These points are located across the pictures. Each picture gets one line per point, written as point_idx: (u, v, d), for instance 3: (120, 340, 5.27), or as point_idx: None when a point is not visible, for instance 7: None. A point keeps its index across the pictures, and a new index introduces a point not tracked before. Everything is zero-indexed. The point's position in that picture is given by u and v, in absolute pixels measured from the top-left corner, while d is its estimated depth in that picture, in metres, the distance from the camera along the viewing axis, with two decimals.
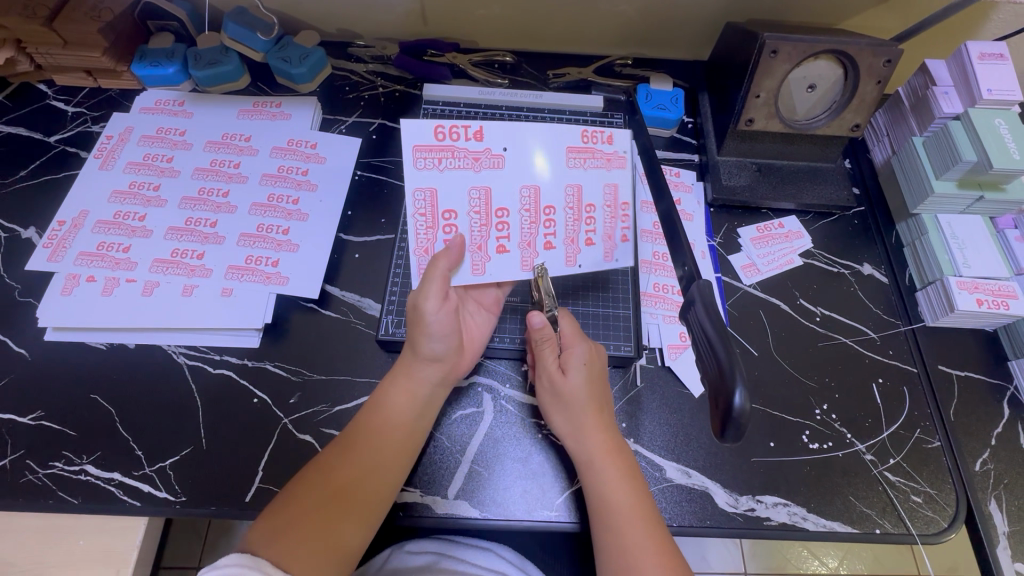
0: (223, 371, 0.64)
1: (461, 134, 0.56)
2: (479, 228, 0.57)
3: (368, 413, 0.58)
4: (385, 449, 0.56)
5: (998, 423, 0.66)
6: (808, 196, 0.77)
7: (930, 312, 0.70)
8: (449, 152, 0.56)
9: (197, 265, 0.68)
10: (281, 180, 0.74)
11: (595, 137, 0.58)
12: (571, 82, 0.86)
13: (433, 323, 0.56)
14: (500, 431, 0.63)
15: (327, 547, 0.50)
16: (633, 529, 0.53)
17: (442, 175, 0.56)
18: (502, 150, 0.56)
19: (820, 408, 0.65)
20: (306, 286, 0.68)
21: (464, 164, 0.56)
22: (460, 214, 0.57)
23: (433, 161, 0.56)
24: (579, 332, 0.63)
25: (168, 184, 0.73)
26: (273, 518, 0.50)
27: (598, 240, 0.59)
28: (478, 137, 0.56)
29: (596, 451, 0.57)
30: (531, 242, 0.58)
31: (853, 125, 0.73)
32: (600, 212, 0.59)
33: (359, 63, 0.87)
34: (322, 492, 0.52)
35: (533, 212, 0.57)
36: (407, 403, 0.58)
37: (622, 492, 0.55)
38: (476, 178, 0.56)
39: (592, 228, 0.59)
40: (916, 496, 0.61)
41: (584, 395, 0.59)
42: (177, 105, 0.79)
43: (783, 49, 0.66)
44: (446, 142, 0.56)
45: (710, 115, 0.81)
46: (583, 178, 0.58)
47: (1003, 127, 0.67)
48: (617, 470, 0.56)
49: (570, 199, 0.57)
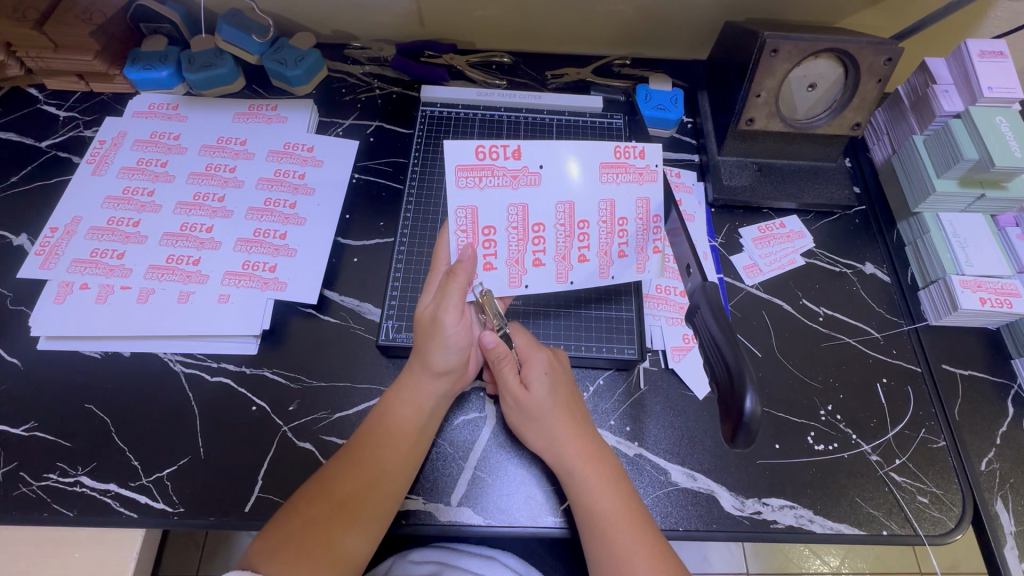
0: (220, 379, 0.63)
1: (503, 153, 0.57)
2: (516, 243, 0.59)
3: (377, 423, 0.57)
4: (386, 462, 0.54)
5: (1003, 422, 0.65)
6: (809, 194, 0.76)
7: (933, 311, 0.70)
8: (491, 170, 0.57)
9: (193, 271, 0.66)
10: (278, 184, 0.73)
11: (627, 152, 0.59)
12: (569, 83, 0.85)
13: (452, 334, 0.57)
14: (502, 437, 0.62)
15: (327, 563, 0.49)
16: (623, 536, 0.52)
17: (482, 194, 0.57)
18: (540, 167, 0.58)
19: (825, 409, 0.65)
20: (305, 291, 0.67)
21: (504, 182, 0.57)
22: (498, 230, 0.58)
23: (474, 179, 0.57)
24: (535, 342, 0.62)
25: (162, 188, 0.71)
26: (275, 531, 0.50)
27: (631, 252, 0.61)
28: (517, 155, 0.58)
29: (576, 461, 0.56)
30: (566, 255, 0.60)
31: (855, 124, 0.73)
32: (632, 225, 0.60)
33: (355, 65, 0.86)
34: (320, 506, 0.51)
35: (568, 227, 0.59)
36: (415, 414, 0.57)
37: (607, 499, 0.54)
38: (515, 195, 0.58)
39: (624, 240, 0.60)
40: (923, 496, 0.61)
41: (552, 403, 0.58)
42: (170, 108, 0.78)
43: (783, 48, 0.66)
44: (486, 161, 0.57)
45: (710, 114, 0.81)
46: (617, 193, 0.59)
47: (1004, 125, 0.67)
48: (600, 476, 0.55)
49: (604, 214, 0.59)
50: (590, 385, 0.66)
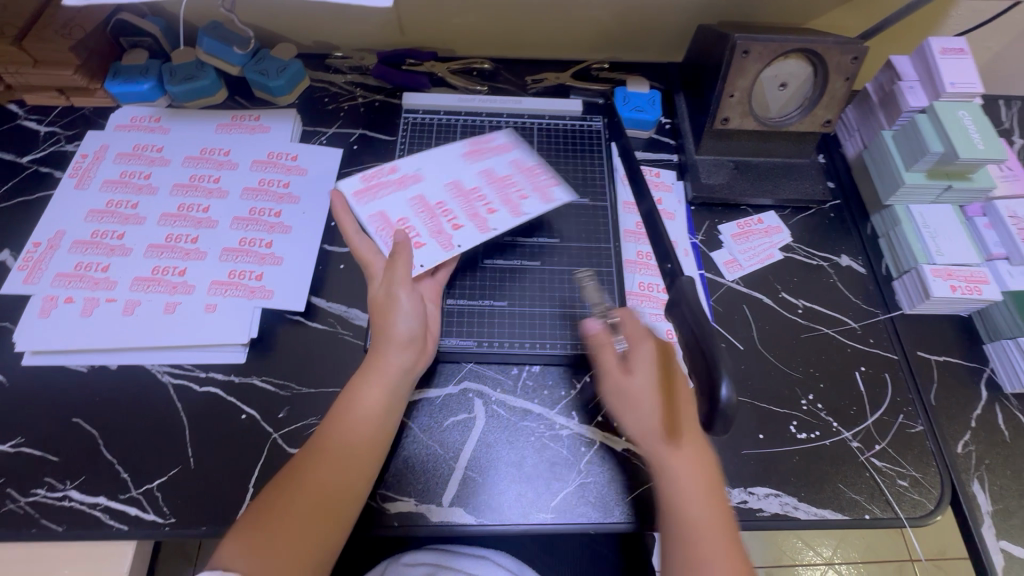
0: (209, 388, 0.63)
1: (387, 175, 0.71)
2: (431, 221, 0.67)
3: (342, 412, 0.56)
4: (352, 464, 0.54)
5: (977, 405, 0.67)
6: (785, 191, 0.79)
7: (907, 300, 0.72)
8: (378, 186, 0.70)
9: (179, 281, 0.67)
10: (262, 193, 0.73)
11: (483, 142, 0.76)
12: (549, 87, 0.87)
13: (405, 302, 0.60)
14: (492, 436, 0.63)
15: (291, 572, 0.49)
16: (709, 554, 0.50)
17: (383, 203, 0.69)
18: (416, 170, 0.72)
19: (806, 398, 0.67)
20: (291, 298, 0.67)
21: (395, 188, 0.70)
22: (411, 219, 0.67)
23: (371, 195, 0.69)
24: (647, 331, 0.59)
25: (146, 201, 0.71)
26: (249, 527, 0.50)
27: (530, 193, 0.71)
28: (394, 171, 0.71)
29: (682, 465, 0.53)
30: (475, 213, 0.68)
31: (826, 121, 0.75)
32: (517, 176, 0.72)
33: (337, 74, 0.87)
34: (283, 509, 0.51)
35: (463, 195, 0.70)
36: (380, 395, 0.57)
37: (693, 503, 0.52)
38: (407, 192, 0.70)
39: (522, 194, 0.70)
40: (902, 480, 0.63)
41: (655, 392, 0.56)
42: (153, 121, 0.78)
43: (753, 48, 0.68)
44: (372, 181, 0.70)
45: (687, 115, 0.83)
46: (488, 163, 0.73)
47: (966, 119, 0.69)
48: (699, 486, 0.53)
49: (485, 181, 0.71)
50: (576, 383, 0.66)
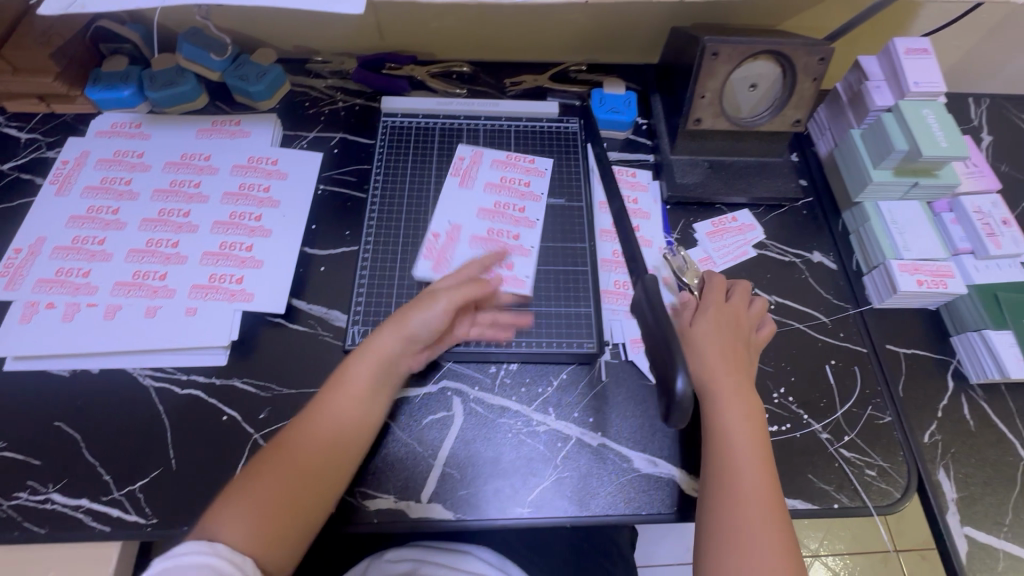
0: (190, 391, 0.64)
1: (438, 242, 0.72)
2: (504, 248, 0.72)
3: (333, 387, 0.59)
4: (340, 437, 0.57)
5: (944, 396, 0.69)
6: (758, 189, 0.80)
7: (876, 294, 0.74)
8: (442, 254, 0.71)
9: (160, 286, 0.67)
10: (243, 198, 0.74)
11: (462, 165, 0.78)
12: (527, 90, 0.89)
13: (436, 309, 0.60)
14: (470, 433, 0.64)
15: (281, 546, 0.52)
16: (750, 497, 0.55)
17: (456, 260, 0.71)
18: (449, 223, 0.73)
19: (778, 392, 0.68)
20: (271, 300, 0.68)
21: (452, 244, 0.72)
22: (493, 256, 0.71)
23: (439, 261, 0.70)
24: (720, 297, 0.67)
25: (127, 207, 0.72)
26: (235, 493, 0.52)
27: (529, 176, 0.78)
28: (436, 235, 0.72)
29: (734, 415, 0.59)
30: (516, 220, 0.75)
31: (796, 121, 0.76)
32: (513, 173, 0.78)
33: (318, 79, 0.88)
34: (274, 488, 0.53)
35: (500, 212, 0.75)
36: (372, 373, 0.59)
37: (741, 451, 0.57)
38: (467, 241, 0.72)
39: (525, 183, 0.78)
40: (870, 470, 0.64)
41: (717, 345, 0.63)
42: (133, 127, 0.79)
43: (722, 50, 0.70)
44: (433, 252, 0.71)
45: (662, 115, 0.85)
46: (484, 176, 0.77)
47: (930, 117, 0.71)
48: (749, 439, 0.58)
49: (495, 190, 0.76)
50: (553, 380, 0.68)
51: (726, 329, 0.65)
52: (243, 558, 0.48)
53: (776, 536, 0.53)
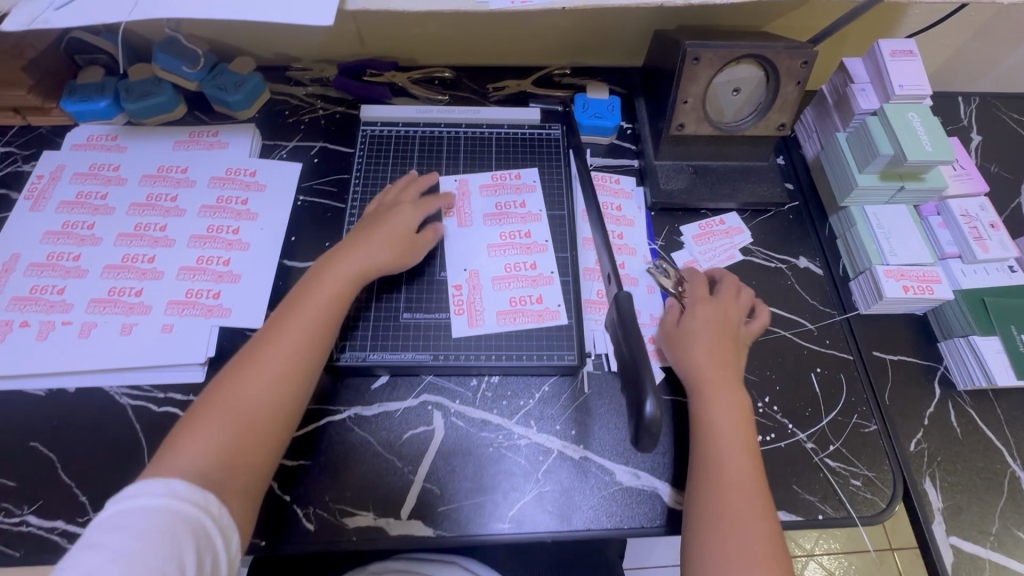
0: (167, 409, 0.64)
1: (462, 294, 0.70)
2: (528, 281, 0.71)
3: (284, 311, 0.59)
4: (292, 358, 0.56)
5: (930, 403, 0.69)
6: (744, 194, 0.79)
7: (863, 300, 0.73)
8: (469, 305, 0.69)
9: (135, 302, 0.67)
10: (220, 210, 0.73)
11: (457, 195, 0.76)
12: (510, 95, 0.88)
13: (384, 237, 0.66)
14: (451, 448, 0.63)
15: (239, 471, 0.50)
16: (742, 506, 0.53)
17: (484, 305, 0.69)
18: (466, 270, 0.71)
19: (762, 401, 0.67)
20: (249, 315, 0.67)
21: (473, 288, 0.70)
22: (518, 292, 0.70)
23: (467, 313, 0.68)
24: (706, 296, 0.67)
25: (102, 221, 0.71)
26: (187, 429, 0.51)
27: (522, 195, 0.77)
28: (457, 286, 0.70)
29: (725, 421, 0.59)
30: (526, 247, 0.73)
31: (780, 125, 0.75)
32: (506, 195, 0.77)
33: (298, 86, 0.87)
34: (230, 422, 0.51)
35: (511, 244, 0.73)
36: (325, 297, 0.60)
37: (733, 459, 0.56)
38: (486, 283, 0.71)
39: (520, 205, 0.76)
40: (855, 479, 0.64)
41: (708, 342, 0.63)
42: (109, 139, 0.78)
43: (704, 55, 0.69)
44: (461, 306, 0.69)
45: (646, 120, 0.84)
46: (480, 205, 0.76)
47: (916, 121, 0.70)
48: (739, 447, 0.57)
49: (495, 220, 0.75)
50: (535, 392, 0.67)
51: (715, 322, 0.65)
52: (206, 496, 0.46)
53: (767, 547, 0.51)
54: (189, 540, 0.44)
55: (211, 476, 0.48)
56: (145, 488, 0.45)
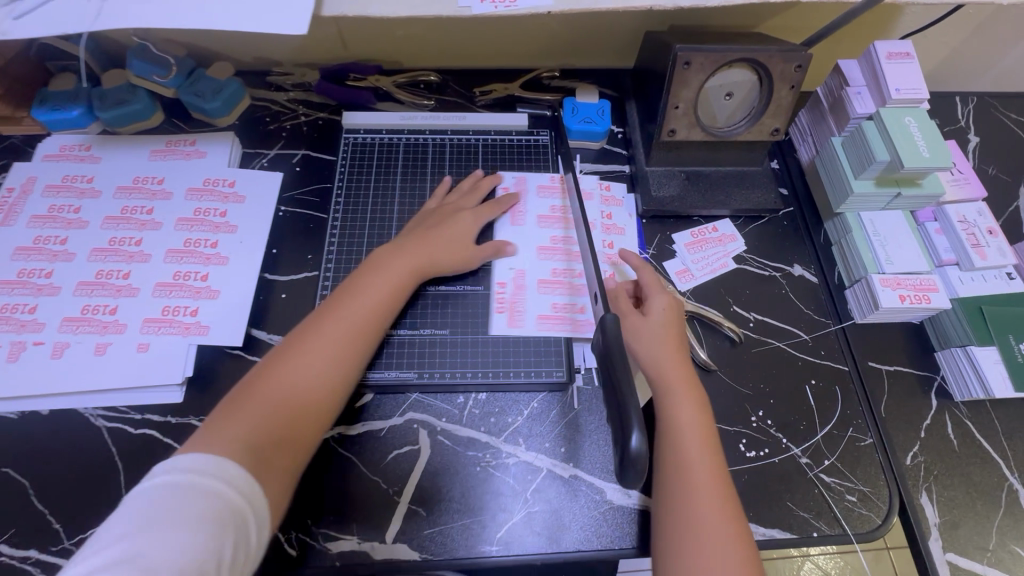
0: (144, 431, 0.62)
1: (505, 293, 0.70)
2: (572, 289, 0.70)
3: (337, 301, 0.61)
4: (344, 349, 0.58)
5: (927, 414, 0.67)
6: (737, 201, 0.77)
7: (858, 309, 0.71)
8: (513, 306, 0.69)
9: (110, 320, 0.65)
10: (198, 223, 0.71)
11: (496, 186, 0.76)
12: (498, 100, 0.85)
13: (448, 237, 0.68)
14: (437, 468, 0.62)
15: (281, 452, 0.51)
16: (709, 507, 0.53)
17: (527, 308, 0.69)
18: (511, 269, 0.71)
19: (756, 415, 0.66)
20: (228, 333, 0.65)
21: (520, 289, 0.70)
22: (561, 297, 0.70)
23: (511, 315, 0.69)
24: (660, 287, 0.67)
25: (76, 236, 0.69)
26: (240, 401, 0.52)
27: (578, 204, 0.77)
28: (502, 284, 0.70)
29: (687, 421, 0.58)
30: (577, 255, 0.73)
31: (774, 130, 0.73)
32: (564, 200, 0.77)
33: (279, 92, 0.85)
34: (277, 397, 0.53)
35: (560, 250, 0.73)
36: (380, 293, 0.62)
37: (699, 463, 0.55)
38: (532, 285, 0.70)
39: (577, 212, 0.76)
40: (850, 495, 0.62)
41: (664, 336, 0.62)
42: (83, 150, 0.76)
43: (694, 60, 0.66)
44: (504, 305, 0.69)
45: (638, 124, 0.81)
46: (531, 206, 0.76)
47: (913, 126, 0.68)
48: (703, 448, 0.56)
49: (546, 223, 0.75)
50: (524, 409, 0.65)
51: (670, 315, 0.64)
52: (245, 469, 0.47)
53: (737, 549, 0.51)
54: (227, 526, 0.43)
55: (256, 451, 0.49)
56: (188, 466, 0.45)
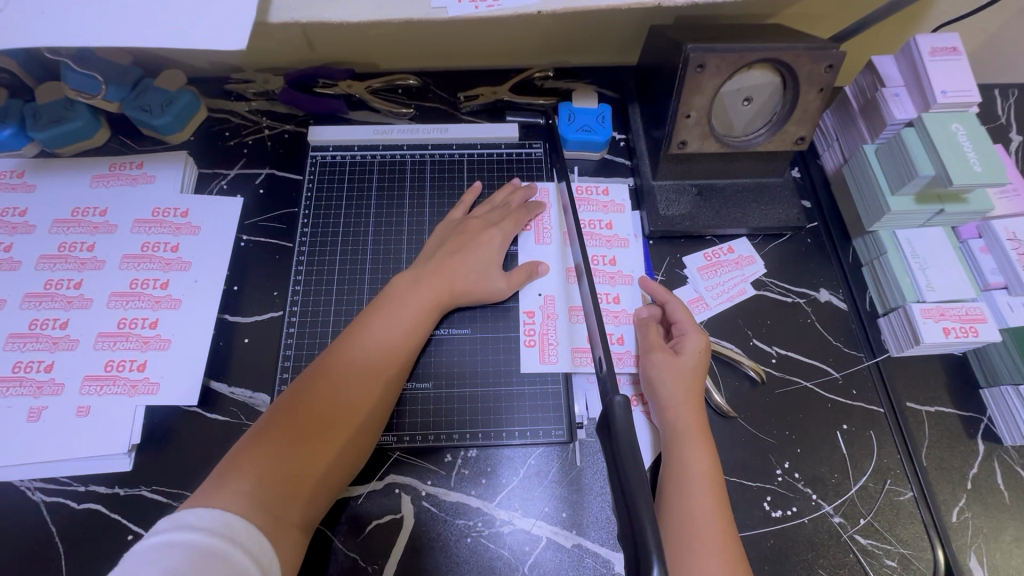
0: (87, 505, 0.54)
1: (534, 325, 0.63)
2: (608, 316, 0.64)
3: (358, 332, 0.55)
4: (365, 390, 0.52)
5: (974, 462, 0.60)
6: (756, 218, 0.69)
7: (895, 342, 0.63)
8: (545, 335, 0.63)
9: (45, 379, 0.57)
10: (146, 260, 0.63)
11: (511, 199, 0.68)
12: (485, 105, 0.76)
13: (473, 262, 0.61)
14: (422, 540, 0.55)
15: (293, 509, 0.46)
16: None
17: (560, 341, 0.62)
18: (540, 295, 0.65)
19: (781, 468, 0.58)
20: (182, 389, 0.58)
21: (551, 318, 0.63)
22: None
23: (541, 348, 0.62)
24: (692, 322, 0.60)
25: (6, 280, 0.61)
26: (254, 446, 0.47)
27: (607, 216, 0.69)
28: (531, 313, 0.64)
29: (696, 482, 0.50)
30: (611, 277, 0.66)
31: (799, 138, 0.65)
32: (593, 214, 0.69)
33: (240, 101, 0.75)
34: (300, 433, 0.48)
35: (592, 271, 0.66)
36: (404, 326, 0.56)
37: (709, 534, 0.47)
38: (563, 313, 0.64)
39: (607, 225, 0.69)
40: (890, 560, 0.55)
41: (690, 380, 0.55)
42: (15, 176, 0.67)
43: (709, 62, 0.57)
44: (535, 336, 0.63)
45: (642, 131, 0.72)
46: (553, 222, 0.69)
47: (961, 132, 0.59)
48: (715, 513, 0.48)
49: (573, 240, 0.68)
50: (521, 468, 0.58)
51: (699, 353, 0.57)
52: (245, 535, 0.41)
53: None
54: None
55: (266, 510, 0.44)
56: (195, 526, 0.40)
